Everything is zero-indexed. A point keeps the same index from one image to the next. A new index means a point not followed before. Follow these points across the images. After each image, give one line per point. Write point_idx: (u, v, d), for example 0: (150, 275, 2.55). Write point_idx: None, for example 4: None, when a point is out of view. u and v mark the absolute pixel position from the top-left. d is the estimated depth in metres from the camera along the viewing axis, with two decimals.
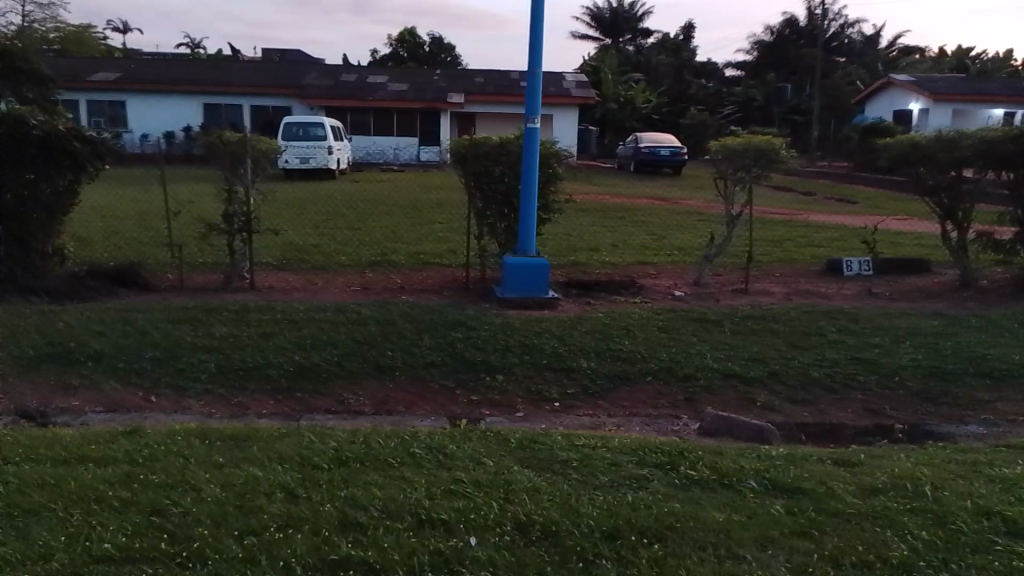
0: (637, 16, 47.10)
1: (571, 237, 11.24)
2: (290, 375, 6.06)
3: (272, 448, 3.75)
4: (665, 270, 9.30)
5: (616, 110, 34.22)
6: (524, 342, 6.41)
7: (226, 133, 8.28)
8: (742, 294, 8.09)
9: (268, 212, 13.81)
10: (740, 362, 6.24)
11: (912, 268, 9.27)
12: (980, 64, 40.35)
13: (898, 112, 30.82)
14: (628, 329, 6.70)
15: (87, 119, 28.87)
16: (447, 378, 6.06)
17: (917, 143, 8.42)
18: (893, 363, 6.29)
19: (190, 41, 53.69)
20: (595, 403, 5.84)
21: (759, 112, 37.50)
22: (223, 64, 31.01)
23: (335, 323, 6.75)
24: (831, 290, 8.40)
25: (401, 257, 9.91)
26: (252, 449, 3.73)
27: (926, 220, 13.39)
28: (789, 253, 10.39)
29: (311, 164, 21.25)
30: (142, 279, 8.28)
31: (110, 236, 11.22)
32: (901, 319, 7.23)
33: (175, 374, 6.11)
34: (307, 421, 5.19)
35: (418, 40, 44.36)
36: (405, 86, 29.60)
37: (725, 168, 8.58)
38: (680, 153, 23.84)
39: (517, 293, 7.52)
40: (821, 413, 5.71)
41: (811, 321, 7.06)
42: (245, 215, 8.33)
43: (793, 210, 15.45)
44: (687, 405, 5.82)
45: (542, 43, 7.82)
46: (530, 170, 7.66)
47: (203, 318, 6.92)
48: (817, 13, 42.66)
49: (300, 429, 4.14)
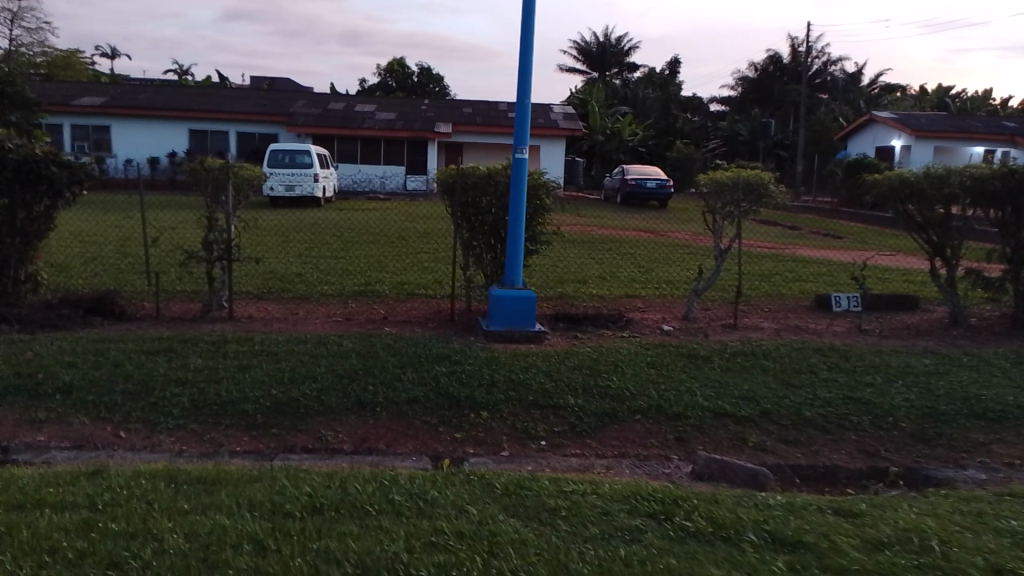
0: (623, 50, 47.68)
1: (558, 268, 11.13)
2: (267, 410, 5.84)
3: (242, 493, 3.53)
4: (652, 304, 9.18)
5: (603, 141, 34.42)
6: (509, 377, 6.23)
7: (209, 160, 8.13)
8: (731, 330, 7.98)
9: (251, 239, 13.63)
10: (731, 401, 6.08)
11: (902, 305, 9.21)
12: (960, 102, 41.02)
13: (881, 148, 31.13)
14: (617, 365, 6.56)
15: (71, 144, 28.63)
16: (430, 415, 5.85)
17: (905, 179, 8.40)
18: (887, 403, 6.16)
19: (180, 69, 53.94)
20: (583, 442, 5.66)
21: (745, 146, 37.85)
22: (211, 91, 30.96)
23: (315, 356, 6.55)
24: (821, 326, 8.31)
25: (385, 288, 9.74)
26: (222, 494, 3.52)
27: (912, 256, 13.40)
28: (778, 288, 10.31)
29: (297, 191, 21.06)
30: (118, 307, 8.04)
31: (89, 262, 10.98)
32: (893, 357, 7.13)
33: (147, 408, 5.87)
34: (282, 461, 4.97)
35: (408, 70, 44.62)
36: (393, 115, 29.64)
37: (714, 202, 8.50)
38: (667, 186, 23.91)
39: (503, 325, 7.36)
40: (816, 455, 5.56)
41: (802, 359, 6.94)
42: (226, 243, 8.14)
43: (780, 244, 15.45)
44: (678, 445, 5.65)
45: (530, 74, 7.74)
46: (517, 202, 7.56)
47: (179, 349, 6.71)
48: (801, 50, 43.32)
49: (274, 471, 3.93)
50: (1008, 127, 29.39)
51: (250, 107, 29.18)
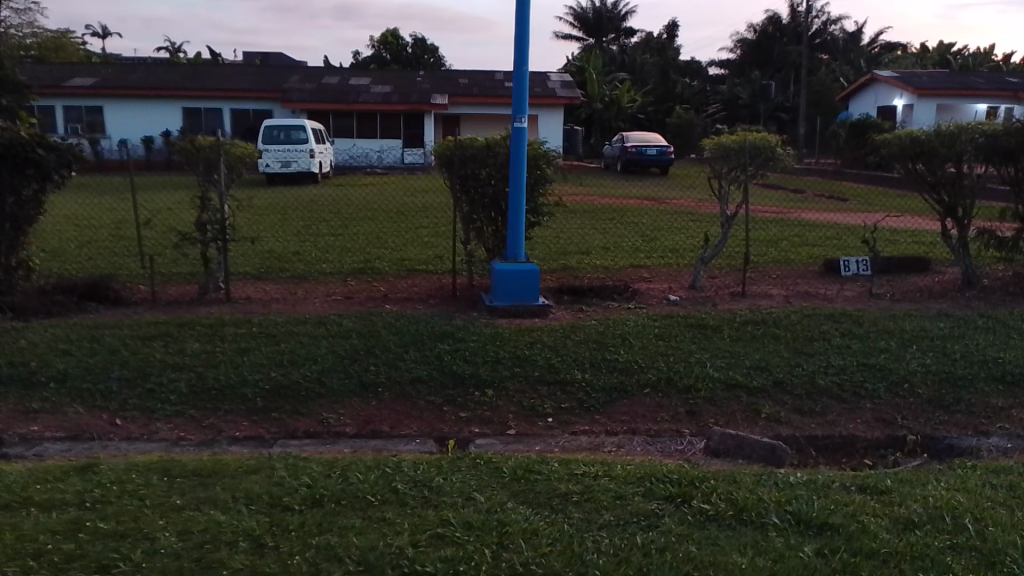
0: (620, 15, 46.95)
1: (560, 240, 10.93)
2: (267, 394, 5.69)
3: (238, 486, 3.39)
4: (658, 274, 8.99)
5: (601, 109, 33.97)
6: (515, 353, 6.08)
7: (200, 139, 7.91)
8: (739, 298, 7.80)
9: (247, 219, 13.41)
10: (742, 371, 5.93)
11: (913, 268, 9.01)
12: (962, 58, 40.38)
13: (883, 108, 30.68)
14: (625, 338, 6.40)
15: (64, 126, 28.28)
16: (434, 395, 5.70)
17: (916, 138, 8.15)
18: (903, 369, 6.00)
19: (172, 47, 53.31)
20: (591, 418, 5.51)
21: (745, 110, 37.33)
22: (203, 69, 30.50)
23: (315, 337, 6.40)
24: (831, 291, 8.12)
25: (385, 264, 9.55)
26: (216, 488, 3.37)
27: (919, 217, 13.16)
28: (785, 253, 10.10)
29: (293, 167, 20.79)
30: (113, 292, 7.87)
31: (84, 247, 10.80)
32: (906, 322, 6.96)
33: (144, 395, 5.72)
34: (283, 448, 4.82)
35: (402, 41, 44.00)
36: (389, 88, 29.22)
37: (720, 167, 8.27)
38: (668, 152, 23.58)
39: (507, 301, 7.18)
40: (832, 425, 5.41)
41: (814, 326, 6.78)
42: (220, 223, 7.94)
43: (785, 208, 15.20)
44: (689, 419, 5.49)
45: (527, 39, 7.49)
46: (518, 173, 7.35)
47: (176, 333, 6.56)
48: (800, 10, 42.59)
49: (273, 460, 3.78)
50: (1012, 83, 28.92)
51: (244, 84, 28.77)
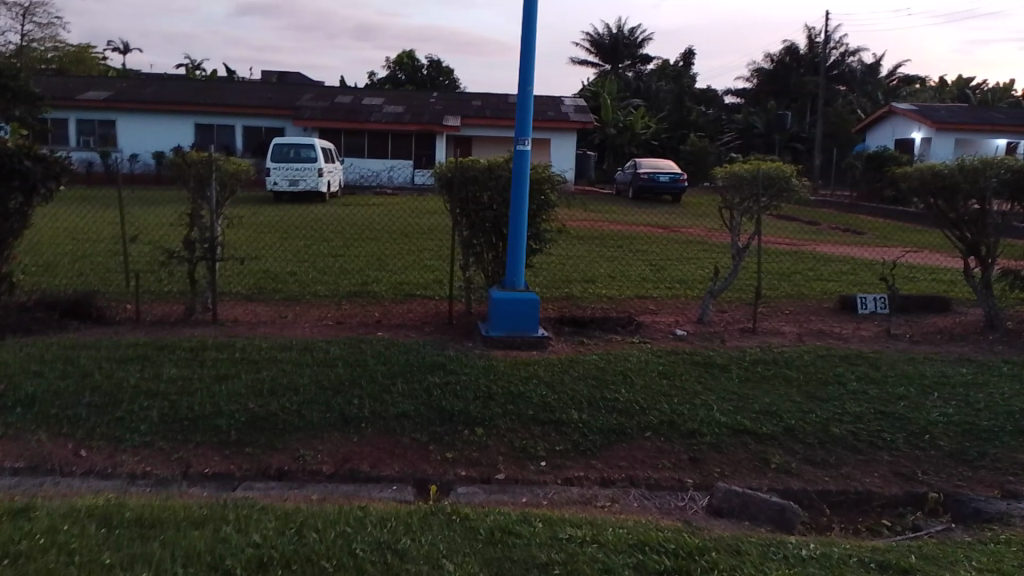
0: (637, 42, 46.93)
1: (565, 267, 10.61)
2: (242, 426, 5.32)
3: (190, 552, 3.12)
4: (665, 306, 8.61)
5: (614, 135, 33.79)
6: (508, 389, 5.71)
7: (192, 154, 7.65)
8: (749, 334, 7.42)
9: (247, 236, 13.16)
10: (750, 416, 5.53)
11: (932, 307, 8.61)
12: (980, 93, 40.08)
13: (900, 141, 30.30)
14: (626, 375, 6.03)
15: (77, 138, 28.26)
16: (419, 431, 5.32)
17: (937, 172, 7.79)
18: (923, 418, 5.60)
19: (192, 64, 53.91)
20: (587, 462, 5.11)
21: (760, 139, 37.05)
22: (217, 85, 30.52)
23: (298, 365, 6.07)
24: (846, 331, 7.72)
25: (382, 288, 9.24)
26: (162, 554, 3.11)
27: (938, 254, 12.76)
28: (799, 288, 9.73)
29: (301, 186, 20.63)
30: (97, 309, 7.55)
31: (78, 261, 10.54)
32: (926, 366, 6.56)
33: (113, 423, 5.38)
34: (250, 493, 4.47)
35: (418, 63, 44.14)
36: (401, 108, 29.14)
37: (731, 197, 7.94)
38: (680, 180, 23.20)
39: (503, 330, 6.83)
40: (846, 479, 5.01)
41: (828, 368, 6.40)
42: (210, 242, 7.63)
43: (799, 240, 14.82)
44: (692, 467, 5.09)
45: (534, 59, 7.19)
46: (519, 198, 7.04)
47: (153, 357, 6.25)
48: (818, 41, 42.42)
49: (232, 514, 3.49)
50: None
51: (257, 101, 28.74)
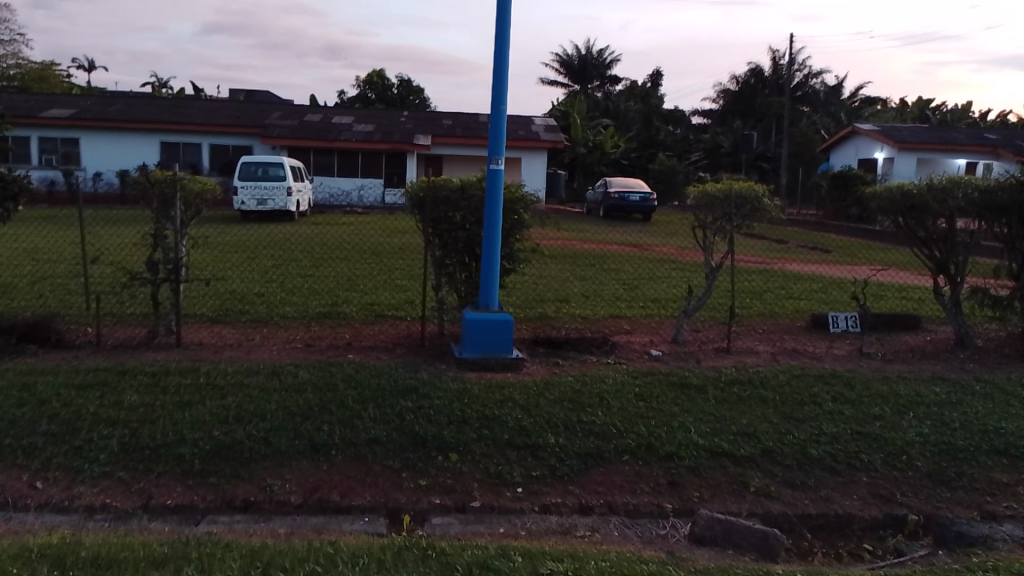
0: (605, 62, 47.40)
1: (538, 286, 10.54)
2: (206, 455, 5.13)
3: None
4: (639, 326, 8.55)
5: (584, 154, 33.98)
6: (482, 413, 5.58)
7: (156, 173, 7.46)
8: (724, 354, 7.39)
9: (213, 257, 12.91)
10: (728, 438, 5.47)
11: (903, 325, 8.67)
12: (940, 114, 41.01)
13: (864, 160, 30.85)
14: (603, 398, 5.94)
15: (39, 156, 27.66)
16: (392, 458, 5.17)
17: (907, 192, 7.85)
18: (899, 439, 5.57)
19: (159, 81, 53.34)
20: (564, 488, 4.99)
21: (727, 158, 37.50)
22: (184, 103, 30.16)
23: (266, 391, 5.89)
24: (820, 349, 7.73)
25: (352, 309, 9.08)
26: None
27: (906, 272, 12.91)
28: (771, 306, 9.76)
29: (269, 206, 20.37)
30: (55, 333, 7.29)
31: (36, 282, 10.23)
32: (900, 386, 6.56)
33: (70, 453, 5.15)
34: (216, 528, 4.29)
35: (388, 82, 44.11)
36: (371, 127, 29.02)
37: (705, 217, 7.92)
38: (650, 199, 23.43)
39: (477, 352, 6.71)
40: (826, 501, 4.96)
41: (805, 388, 6.36)
42: (174, 263, 7.43)
43: (770, 258, 14.93)
44: (671, 492, 4.99)
45: (506, 79, 7.14)
46: (492, 217, 6.95)
47: (114, 383, 6.03)
48: (783, 63, 43.16)
49: (199, 553, 3.35)
50: (990, 139, 29.20)
51: (224, 119, 28.43)
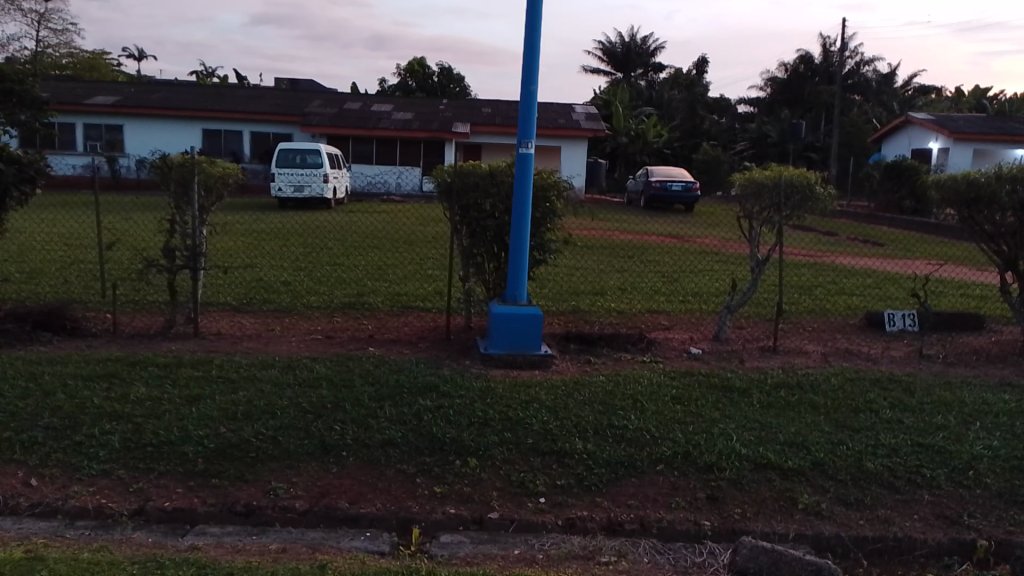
0: (649, 50, 46.49)
1: (573, 278, 10.11)
2: (211, 454, 4.81)
3: None
4: (678, 322, 8.06)
5: (625, 143, 33.32)
6: (506, 415, 5.19)
7: (174, 157, 7.18)
8: (770, 354, 6.86)
9: (241, 244, 12.72)
10: (774, 448, 4.97)
11: (965, 325, 8.05)
12: (999, 103, 39.35)
13: (918, 151, 29.65)
14: (636, 401, 5.50)
15: (84, 143, 27.97)
16: (406, 462, 4.79)
17: (973, 180, 7.21)
18: (966, 452, 5.02)
19: (206, 72, 54.16)
20: (592, 500, 4.56)
21: (774, 148, 36.45)
22: (226, 91, 30.24)
23: (279, 386, 5.59)
24: (875, 351, 7.16)
25: (378, 299, 8.75)
26: None
27: (967, 270, 12.12)
28: (822, 302, 9.18)
29: (306, 193, 20.26)
30: (71, 321, 7.06)
31: (64, 268, 10.09)
32: (965, 392, 5.99)
33: (70, 449, 4.88)
34: (208, 550, 3.96)
35: (429, 70, 43.89)
36: (410, 115, 28.76)
37: (750, 207, 7.38)
38: (693, 189, 22.74)
39: (504, 348, 6.30)
40: (884, 523, 4.45)
41: (858, 393, 5.83)
42: (191, 250, 7.17)
43: (819, 252, 14.23)
44: (709, 507, 4.52)
45: (539, 58, 6.70)
46: (522, 205, 6.53)
47: (124, 374, 5.78)
48: (833, 50, 41.85)
49: None
50: None
51: (265, 107, 28.40)
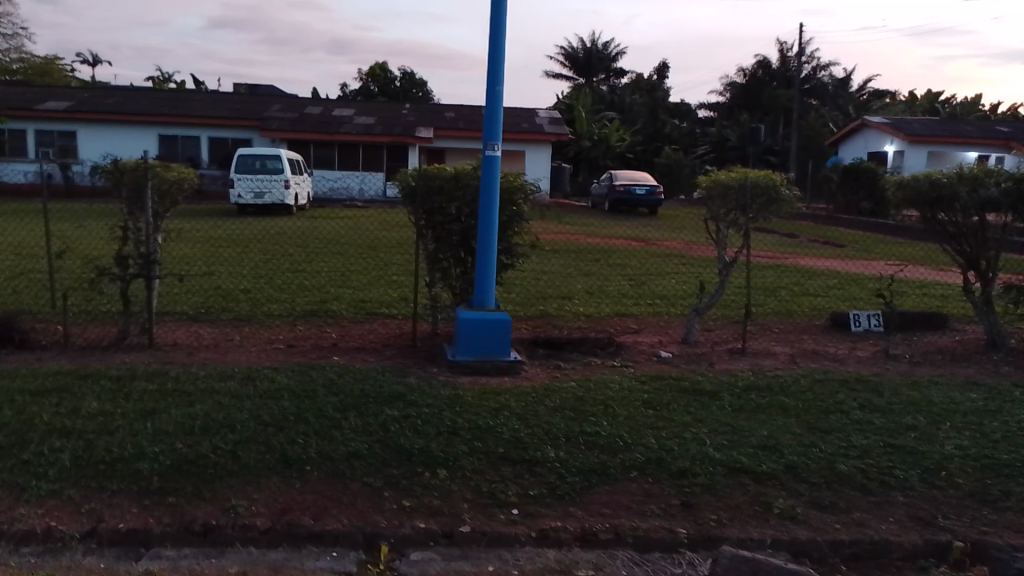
0: (611, 55, 46.80)
1: (540, 282, 10.02)
2: (166, 471, 4.60)
3: None
4: (647, 325, 8.00)
5: (589, 147, 33.42)
6: (474, 424, 5.06)
7: (126, 162, 6.92)
8: (739, 356, 6.83)
9: (198, 251, 12.39)
10: (747, 452, 4.92)
11: (929, 324, 8.12)
12: (950, 106, 40.34)
13: (874, 153, 30.22)
14: (607, 406, 5.41)
15: (35, 149, 27.18)
16: (373, 475, 4.63)
17: (935, 181, 7.26)
18: (937, 453, 5.01)
19: (163, 78, 53.21)
20: (565, 510, 4.44)
21: (734, 152, 36.89)
22: (182, 95, 29.64)
23: (239, 397, 5.38)
24: (841, 351, 7.17)
25: (342, 306, 8.55)
26: None
27: (928, 270, 12.30)
28: (788, 303, 9.21)
29: (266, 199, 19.86)
30: (18, 333, 6.74)
31: (12, 278, 9.70)
32: (933, 392, 6.01)
33: (16, 468, 4.62)
34: None
35: (391, 75, 43.60)
36: (372, 119, 28.49)
37: (716, 209, 7.36)
38: (656, 192, 22.84)
39: (471, 355, 6.16)
40: (859, 526, 4.41)
41: (827, 394, 5.82)
42: (144, 259, 6.91)
43: (783, 254, 14.34)
44: (684, 514, 4.43)
45: (504, 60, 6.59)
46: (489, 208, 6.40)
47: (74, 388, 5.52)
48: (791, 55, 42.57)
49: None
50: (1002, 132, 28.55)
51: (224, 112, 27.90)
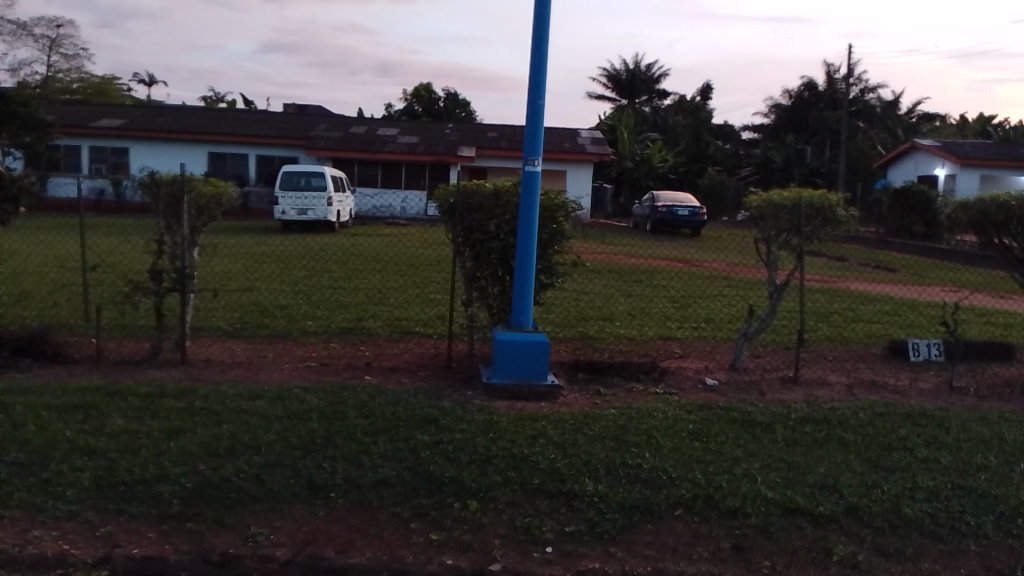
0: (654, 76, 46.52)
1: (581, 303, 9.73)
2: (187, 495, 4.40)
3: None
4: (693, 350, 7.65)
5: (631, 167, 33.11)
6: (511, 452, 4.79)
7: (163, 175, 6.84)
8: (791, 384, 6.46)
9: (237, 266, 12.38)
10: (803, 491, 4.55)
11: (995, 355, 7.61)
12: (1005, 130, 39.13)
13: (925, 177, 29.35)
14: (651, 436, 5.09)
15: (88, 166, 27.82)
16: (401, 506, 4.37)
17: (1003, 203, 6.81)
18: (1013, 498, 4.58)
19: (214, 97, 54.44)
20: (604, 549, 4.12)
21: (779, 174, 36.20)
22: (230, 114, 30.12)
23: (267, 418, 5.19)
24: (902, 382, 6.73)
25: (378, 324, 8.37)
26: None
27: (987, 298, 11.70)
28: (842, 330, 8.77)
29: (309, 216, 19.94)
30: (51, 347, 6.66)
31: (54, 291, 9.74)
32: (1004, 429, 5.56)
33: (35, 488, 4.46)
34: None
35: (435, 95, 43.93)
36: (415, 138, 28.60)
37: (767, 229, 7.00)
38: (700, 214, 22.41)
39: (508, 378, 5.89)
40: None
41: (887, 429, 5.42)
42: (179, 273, 6.80)
43: (832, 277, 13.83)
44: (735, 559, 4.08)
45: (546, 72, 6.37)
46: (529, 225, 6.15)
47: (101, 405, 5.38)
48: (838, 77, 41.81)
49: None
50: None
51: (270, 130, 28.25)
